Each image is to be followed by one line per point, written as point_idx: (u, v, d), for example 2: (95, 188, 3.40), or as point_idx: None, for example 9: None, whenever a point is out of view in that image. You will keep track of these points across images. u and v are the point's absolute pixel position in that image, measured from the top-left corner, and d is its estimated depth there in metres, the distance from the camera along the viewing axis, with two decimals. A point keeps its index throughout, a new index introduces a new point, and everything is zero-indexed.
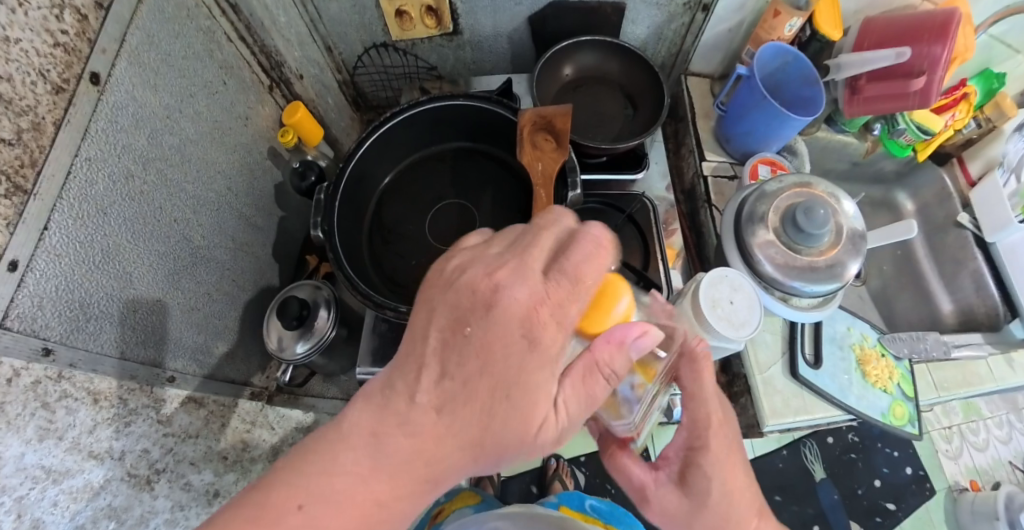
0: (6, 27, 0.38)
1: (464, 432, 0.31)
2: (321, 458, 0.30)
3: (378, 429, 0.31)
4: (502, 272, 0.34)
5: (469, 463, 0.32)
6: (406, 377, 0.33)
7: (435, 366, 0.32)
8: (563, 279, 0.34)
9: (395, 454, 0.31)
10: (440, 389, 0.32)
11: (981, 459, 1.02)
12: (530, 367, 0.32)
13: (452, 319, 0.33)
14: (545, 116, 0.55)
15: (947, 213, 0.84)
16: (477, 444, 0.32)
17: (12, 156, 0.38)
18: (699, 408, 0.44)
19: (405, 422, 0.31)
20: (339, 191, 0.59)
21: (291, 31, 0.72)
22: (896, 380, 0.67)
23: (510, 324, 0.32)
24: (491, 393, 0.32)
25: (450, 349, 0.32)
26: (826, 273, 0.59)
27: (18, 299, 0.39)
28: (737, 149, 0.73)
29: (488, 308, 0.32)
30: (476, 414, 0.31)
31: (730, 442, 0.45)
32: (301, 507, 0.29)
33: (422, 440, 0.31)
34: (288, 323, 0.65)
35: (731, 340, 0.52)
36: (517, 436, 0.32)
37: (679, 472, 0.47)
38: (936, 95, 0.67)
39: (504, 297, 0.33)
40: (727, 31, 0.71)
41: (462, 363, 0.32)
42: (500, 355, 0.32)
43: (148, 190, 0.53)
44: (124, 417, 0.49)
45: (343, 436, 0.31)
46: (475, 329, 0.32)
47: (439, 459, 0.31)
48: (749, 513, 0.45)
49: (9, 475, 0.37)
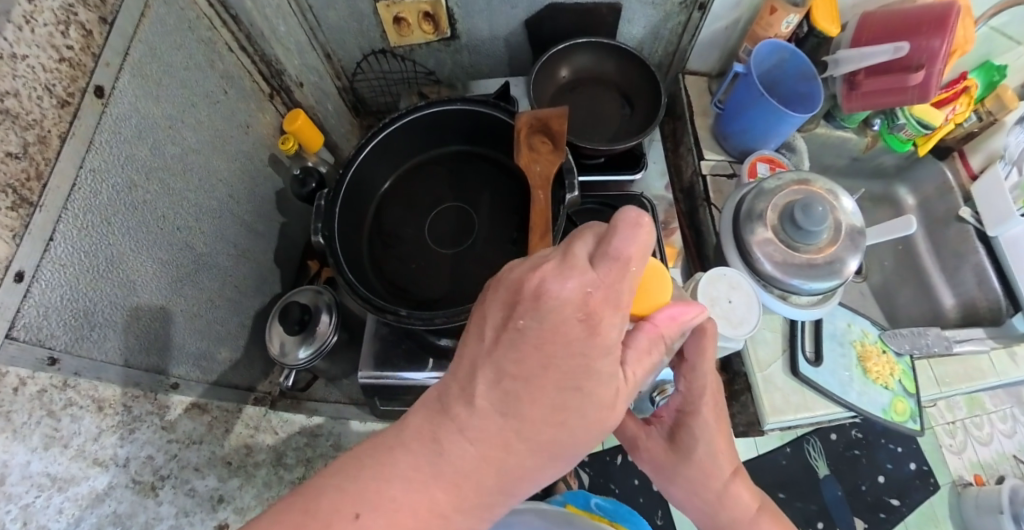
0: (13, 44, 0.38)
1: (531, 434, 0.30)
2: (377, 465, 0.29)
3: (439, 436, 0.30)
4: (545, 268, 0.31)
5: (540, 466, 0.31)
6: (461, 383, 0.31)
7: (491, 370, 0.30)
8: (611, 267, 0.31)
9: (460, 463, 0.29)
10: (499, 392, 0.30)
11: (984, 453, 1.01)
12: (594, 363, 0.30)
13: (503, 318, 0.31)
14: (541, 118, 0.55)
15: (948, 207, 0.83)
16: (546, 446, 0.31)
17: (19, 169, 0.38)
18: (696, 378, 0.46)
19: (466, 426, 0.30)
20: (339, 197, 0.59)
21: (290, 39, 0.72)
22: (897, 376, 0.67)
23: (563, 320, 0.30)
24: (555, 392, 0.30)
25: (502, 348, 0.30)
26: (826, 269, 0.58)
27: (25, 309, 0.39)
28: (735, 147, 0.73)
29: (537, 302, 0.30)
30: (542, 413, 0.30)
31: (721, 413, 0.46)
32: (356, 515, 0.28)
33: (485, 446, 0.30)
34: (291, 328, 0.67)
35: (730, 338, 0.53)
36: (586, 428, 0.32)
37: (669, 432, 0.48)
38: (935, 90, 0.66)
39: (554, 292, 0.30)
40: (723, 29, 0.71)
41: (520, 364, 0.30)
42: (557, 353, 0.30)
43: (150, 199, 0.54)
44: (129, 424, 0.49)
45: (400, 441, 0.30)
46: (529, 323, 0.30)
47: (506, 464, 0.30)
48: (726, 468, 0.46)
49: (16, 483, 0.38)
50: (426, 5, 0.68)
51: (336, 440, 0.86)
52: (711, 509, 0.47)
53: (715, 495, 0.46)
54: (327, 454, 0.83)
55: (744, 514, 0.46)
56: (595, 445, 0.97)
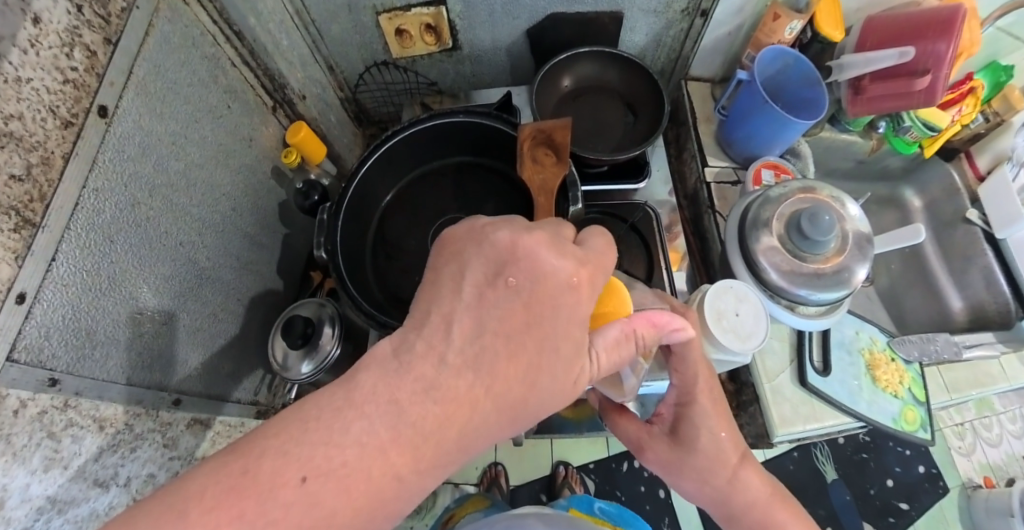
0: (19, 67, 0.38)
1: (501, 392, 0.28)
2: (325, 426, 0.25)
3: (394, 385, 0.26)
4: (540, 236, 0.31)
5: (500, 429, 0.29)
6: (434, 335, 0.28)
7: (469, 321, 0.28)
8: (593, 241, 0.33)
9: (420, 422, 0.26)
10: (476, 343, 0.28)
11: (994, 455, 1.01)
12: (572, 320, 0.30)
13: (490, 274, 0.29)
14: (545, 130, 0.54)
15: (956, 208, 0.82)
16: (514, 410, 0.29)
17: (22, 192, 0.38)
18: (687, 368, 0.46)
19: (432, 381, 0.26)
20: (342, 210, 0.59)
21: (294, 53, 0.71)
22: (906, 384, 0.67)
23: (557, 281, 0.30)
24: (531, 351, 0.29)
25: (487, 303, 0.28)
26: (834, 279, 0.58)
27: (26, 330, 0.39)
28: (739, 153, 0.72)
29: (531, 263, 0.30)
30: (514, 377, 0.28)
31: (717, 398, 0.47)
32: (302, 479, 0.23)
33: (451, 405, 0.26)
34: (293, 341, 0.66)
35: (737, 352, 0.52)
36: (553, 395, 0.31)
37: (671, 425, 0.49)
38: (942, 93, 0.65)
39: (546, 256, 0.30)
40: (726, 35, 0.71)
41: (504, 320, 0.28)
42: (542, 316, 0.29)
43: (154, 215, 0.54)
44: (130, 443, 0.50)
45: (354, 400, 0.25)
46: (519, 281, 0.29)
47: (470, 425, 0.27)
48: (731, 453, 0.47)
49: (18, 506, 0.38)
50: (428, 17, 0.68)
51: None
52: (724, 496, 0.48)
53: (725, 482, 0.47)
54: None
55: (756, 499, 0.47)
56: (602, 451, 0.96)
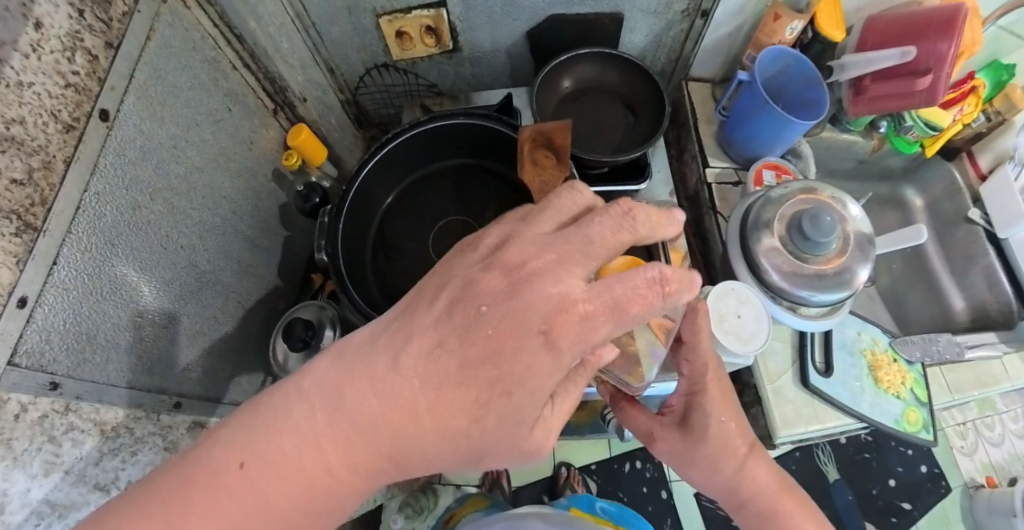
0: (21, 72, 0.38)
1: (444, 416, 0.28)
2: (272, 415, 0.29)
3: (346, 383, 0.29)
4: (542, 262, 0.28)
5: (442, 446, 0.29)
6: (396, 341, 0.29)
7: (428, 338, 0.28)
8: (603, 295, 0.27)
9: (354, 418, 0.28)
10: (427, 362, 0.28)
11: (996, 454, 1.00)
12: (530, 364, 0.28)
13: (464, 293, 0.28)
14: (544, 132, 0.54)
15: (957, 208, 0.82)
16: (457, 431, 0.29)
17: (23, 196, 0.38)
18: (698, 358, 0.46)
19: (376, 384, 0.28)
20: (343, 212, 0.59)
21: (294, 56, 0.71)
22: (909, 385, 0.67)
23: (525, 316, 0.27)
24: (482, 384, 0.28)
25: (453, 321, 0.28)
26: (835, 280, 0.58)
27: (27, 334, 0.39)
28: (740, 154, 0.72)
29: (513, 289, 0.28)
30: (460, 403, 0.28)
31: (726, 389, 0.47)
32: (240, 465, 0.28)
33: (390, 410, 0.28)
34: (293, 345, 0.65)
35: (739, 355, 0.52)
36: (501, 429, 0.29)
37: (682, 415, 0.48)
38: (943, 93, 0.65)
39: (526, 288, 0.27)
40: (727, 35, 0.70)
41: (460, 347, 0.28)
42: (504, 350, 0.27)
43: (155, 219, 0.54)
44: (131, 447, 0.50)
45: (302, 390, 0.30)
46: (489, 309, 0.27)
47: (407, 434, 0.29)
48: (739, 444, 0.47)
49: (16, 511, 0.39)
50: (428, 20, 0.68)
51: None
52: (730, 485, 0.49)
53: (732, 473, 0.48)
54: None
55: (760, 490, 0.48)
56: (604, 452, 0.96)
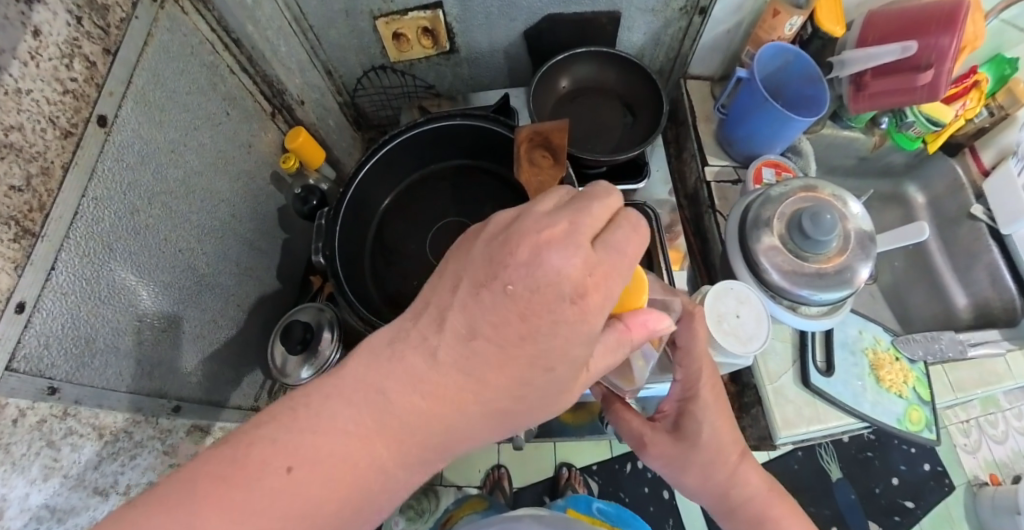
0: (19, 79, 0.37)
1: (488, 399, 0.27)
2: (309, 418, 0.25)
3: (384, 379, 0.26)
4: (551, 231, 0.25)
5: (486, 426, 0.28)
6: (426, 333, 0.26)
7: (462, 326, 0.26)
8: (609, 257, 0.26)
9: (400, 413, 0.26)
10: (467, 349, 0.26)
11: (1000, 451, 1.00)
12: (575, 340, 0.26)
13: (488, 272, 0.25)
14: (540, 132, 0.53)
15: (960, 205, 0.81)
16: (500, 411, 0.28)
17: (22, 202, 0.38)
18: (692, 365, 0.46)
19: (419, 378, 0.26)
20: (340, 215, 0.58)
21: (292, 59, 0.71)
22: (911, 384, 0.66)
23: (558, 294, 0.24)
24: (528, 364, 0.26)
25: (479, 305, 0.25)
26: (835, 279, 0.57)
27: (26, 339, 0.39)
28: (740, 152, 0.71)
29: (531, 264, 0.24)
30: (504, 386, 0.27)
31: (720, 395, 0.47)
32: (288, 470, 0.24)
33: (434, 402, 0.26)
34: (292, 347, 0.65)
35: (738, 355, 0.51)
36: (540, 402, 0.29)
37: (674, 421, 0.48)
38: (945, 88, 0.64)
39: (551, 260, 0.24)
40: (725, 32, 0.70)
41: (496, 330, 0.25)
42: (545, 329, 0.25)
43: (153, 222, 0.53)
44: (130, 451, 0.50)
45: (337, 390, 0.26)
46: (518, 288, 0.24)
47: (453, 423, 0.27)
48: (732, 450, 0.47)
49: (15, 516, 0.39)
50: (425, 21, 0.68)
51: None
52: (722, 490, 0.48)
53: (727, 475, 0.47)
54: None
55: (754, 492, 0.48)
56: (605, 452, 0.96)
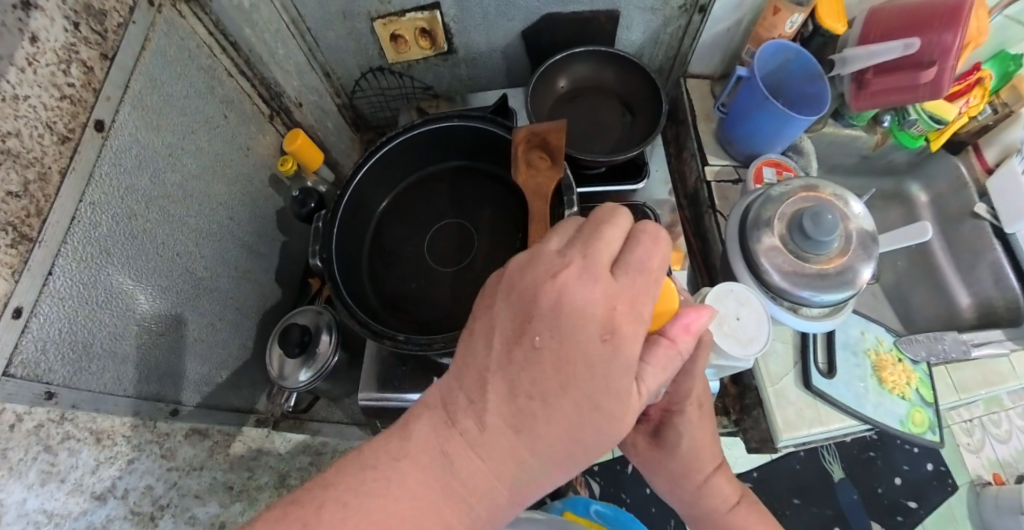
0: (16, 85, 0.37)
1: (544, 449, 0.30)
2: (383, 478, 0.29)
3: (449, 444, 0.31)
4: (566, 276, 0.30)
5: (553, 472, 0.32)
6: (474, 398, 0.31)
7: (502, 387, 0.30)
8: (632, 279, 0.30)
9: (467, 473, 0.30)
10: (514, 407, 0.30)
11: (1004, 451, 0.99)
12: (615, 381, 0.29)
13: (517, 329, 0.30)
14: (539, 133, 0.52)
15: (963, 203, 0.81)
16: (561, 458, 0.31)
17: (19, 207, 0.38)
18: (686, 383, 0.46)
19: (477, 440, 0.30)
20: (337, 217, 0.58)
21: (290, 61, 0.71)
22: (914, 385, 0.66)
23: (586, 338, 0.29)
24: (572, 413, 0.30)
25: (515, 364, 0.30)
26: (837, 280, 0.57)
27: (23, 344, 0.39)
28: (740, 151, 0.71)
29: (555, 314, 0.29)
30: (557, 435, 0.30)
31: (703, 409, 0.48)
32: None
33: (496, 459, 0.30)
34: (290, 351, 0.65)
35: (739, 358, 0.51)
36: (598, 448, 0.32)
37: (655, 429, 0.49)
38: (948, 85, 0.63)
39: (571, 306, 0.29)
40: (725, 31, 0.69)
41: (535, 382, 0.29)
42: (580, 378, 0.29)
43: (150, 227, 0.53)
44: (127, 455, 0.48)
45: (409, 451, 0.31)
46: (544, 339, 0.29)
47: (517, 475, 0.31)
48: (708, 463, 0.48)
49: (11, 522, 0.37)
50: (422, 22, 0.67)
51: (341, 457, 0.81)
52: (691, 497, 0.50)
53: (695, 487, 0.48)
54: None
55: (721, 506, 0.49)
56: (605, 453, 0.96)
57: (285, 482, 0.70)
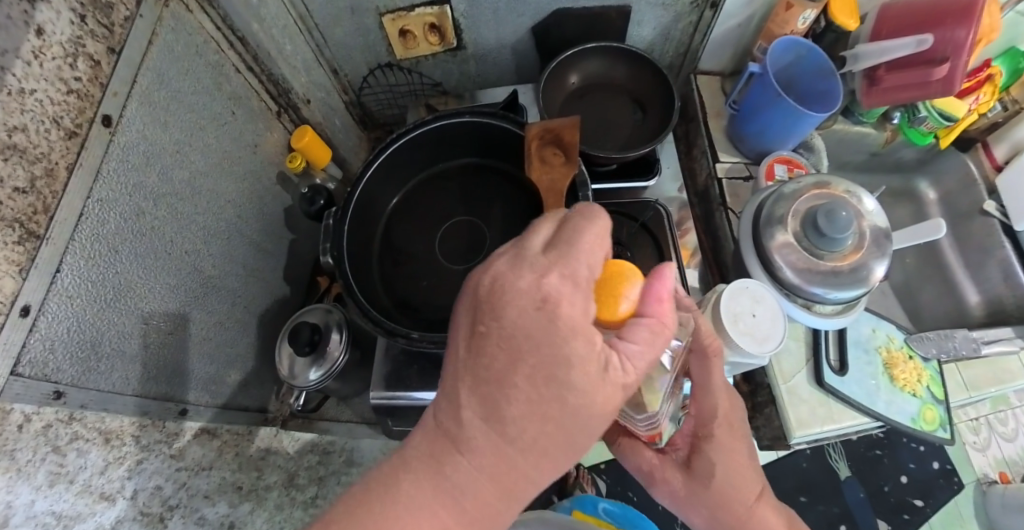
0: (22, 79, 0.36)
1: (518, 439, 0.29)
2: (385, 489, 0.31)
3: (436, 450, 0.31)
4: (500, 267, 0.31)
5: (539, 465, 0.31)
6: (447, 398, 0.31)
7: (465, 382, 0.30)
8: (566, 253, 0.31)
9: (455, 476, 0.30)
10: (479, 399, 0.29)
11: (1009, 449, 0.99)
12: (567, 351, 0.29)
13: (471, 324, 0.31)
14: (551, 130, 0.51)
15: (972, 200, 0.80)
16: (540, 447, 0.30)
17: (26, 204, 0.37)
18: (707, 400, 0.46)
19: (455, 440, 0.30)
20: (347, 215, 0.57)
21: (298, 58, 0.70)
22: (925, 383, 0.66)
23: (523, 315, 0.29)
24: (535, 395, 0.29)
25: (473, 355, 0.30)
26: (850, 278, 0.56)
27: (31, 343, 0.38)
28: (751, 148, 0.71)
29: (494, 301, 0.30)
30: (526, 421, 0.29)
31: (735, 429, 0.47)
32: None
33: (476, 458, 0.30)
34: (300, 349, 0.64)
35: (754, 355, 0.51)
36: (580, 433, 0.31)
37: (685, 457, 0.48)
38: (960, 82, 0.63)
39: (505, 291, 0.30)
40: (736, 27, 0.68)
41: (489, 368, 0.29)
42: (532, 356, 0.29)
43: (158, 225, 0.53)
44: (136, 455, 0.48)
45: (404, 461, 0.32)
46: (489, 326, 0.29)
47: (503, 472, 0.30)
48: (752, 490, 0.46)
49: (19, 524, 0.36)
50: (432, 17, 0.67)
51: (348, 456, 0.80)
52: None
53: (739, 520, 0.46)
54: (340, 471, 0.78)
55: None
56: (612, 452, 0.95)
57: (292, 482, 0.70)
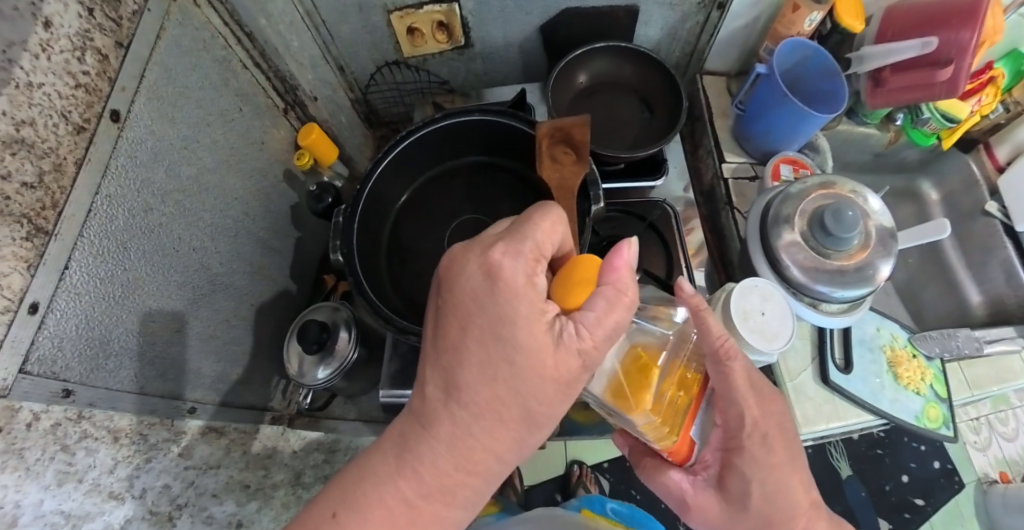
0: (30, 73, 0.36)
1: (471, 402, 0.34)
2: (359, 468, 0.36)
3: (404, 426, 0.36)
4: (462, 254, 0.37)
5: (492, 430, 0.34)
6: (418, 382, 0.37)
7: (432, 357, 0.36)
8: (511, 231, 0.35)
9: (416, 448, 0.35)
10: (440, 370, 0.35)
11: (1010, 449, 0.99)
12: (509, 316, 0.33)
13: (438, 308, 0.37)
14: (561, 128, 0.51)
15: (974, 201, 0.81)
16: (491, 409, 0.34)
17: (34, 199, 0.37)
18: (731, 409, 0.45)
19: (420, 411, 0.35)
20: (357, 213, 0.57)
21: (304, 54, 0.70)
22: (928, 381, 0.66)
23: (474, 289, 0.34)
24: (484, 359, 0.34)
25: (439, 332, 0.36)
26: (856, 277, 0.57)
27: (39, 340, 0.38)
28: (756, 148, 0.71)
29: (453, 281, 0.36)
30: (476, 384, 0.33)
31: (772, 441, 0.46)
32: (333, 514, 0.34)
33: (435, 425, 0.34)
34: (309, 346, 0.64)
35: (765, 353, 0.51)
36: (529, 398, 0.34)
37: (717, 476, 0.49)
38: (965, 84, 0.63)
39: (459, 272, 0.35)
40: (742, 27, 0.69)
41: (448, 339, 0.35)
42: (480, 325, 0.34)
43: (166, 221, 0.52)
44: (145, 453, 0.48)
45: (380, 443, 0.37)
46: (450, 304, 0.35)
47: (459, 438, 0.34)
48: (803, 499, 0.47)
49: (28, 523, 0.36)
50: (440, 15, 0.67)
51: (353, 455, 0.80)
52: None
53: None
54: None
55: None
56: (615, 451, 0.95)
57: (298, 481, 0.70)
